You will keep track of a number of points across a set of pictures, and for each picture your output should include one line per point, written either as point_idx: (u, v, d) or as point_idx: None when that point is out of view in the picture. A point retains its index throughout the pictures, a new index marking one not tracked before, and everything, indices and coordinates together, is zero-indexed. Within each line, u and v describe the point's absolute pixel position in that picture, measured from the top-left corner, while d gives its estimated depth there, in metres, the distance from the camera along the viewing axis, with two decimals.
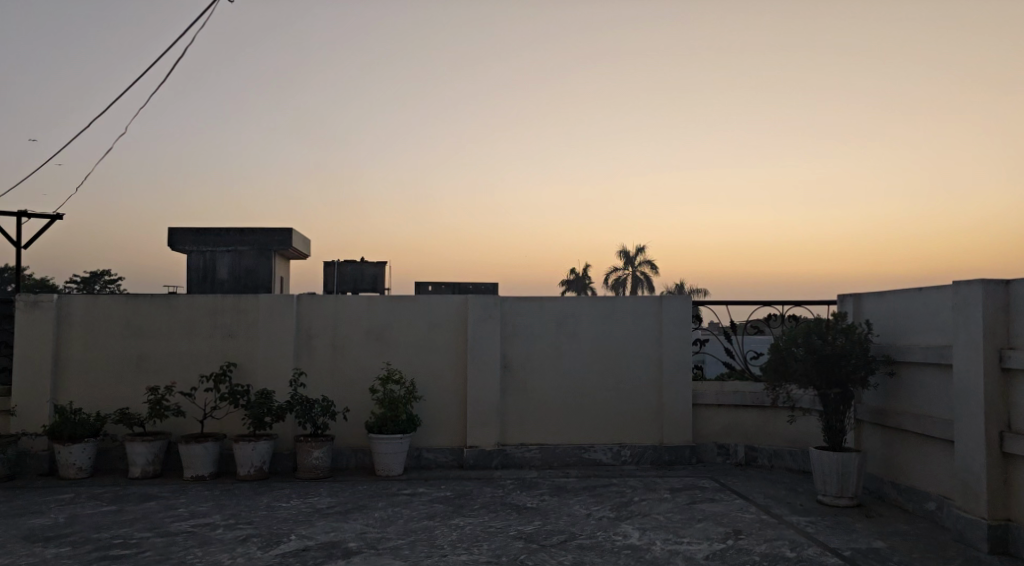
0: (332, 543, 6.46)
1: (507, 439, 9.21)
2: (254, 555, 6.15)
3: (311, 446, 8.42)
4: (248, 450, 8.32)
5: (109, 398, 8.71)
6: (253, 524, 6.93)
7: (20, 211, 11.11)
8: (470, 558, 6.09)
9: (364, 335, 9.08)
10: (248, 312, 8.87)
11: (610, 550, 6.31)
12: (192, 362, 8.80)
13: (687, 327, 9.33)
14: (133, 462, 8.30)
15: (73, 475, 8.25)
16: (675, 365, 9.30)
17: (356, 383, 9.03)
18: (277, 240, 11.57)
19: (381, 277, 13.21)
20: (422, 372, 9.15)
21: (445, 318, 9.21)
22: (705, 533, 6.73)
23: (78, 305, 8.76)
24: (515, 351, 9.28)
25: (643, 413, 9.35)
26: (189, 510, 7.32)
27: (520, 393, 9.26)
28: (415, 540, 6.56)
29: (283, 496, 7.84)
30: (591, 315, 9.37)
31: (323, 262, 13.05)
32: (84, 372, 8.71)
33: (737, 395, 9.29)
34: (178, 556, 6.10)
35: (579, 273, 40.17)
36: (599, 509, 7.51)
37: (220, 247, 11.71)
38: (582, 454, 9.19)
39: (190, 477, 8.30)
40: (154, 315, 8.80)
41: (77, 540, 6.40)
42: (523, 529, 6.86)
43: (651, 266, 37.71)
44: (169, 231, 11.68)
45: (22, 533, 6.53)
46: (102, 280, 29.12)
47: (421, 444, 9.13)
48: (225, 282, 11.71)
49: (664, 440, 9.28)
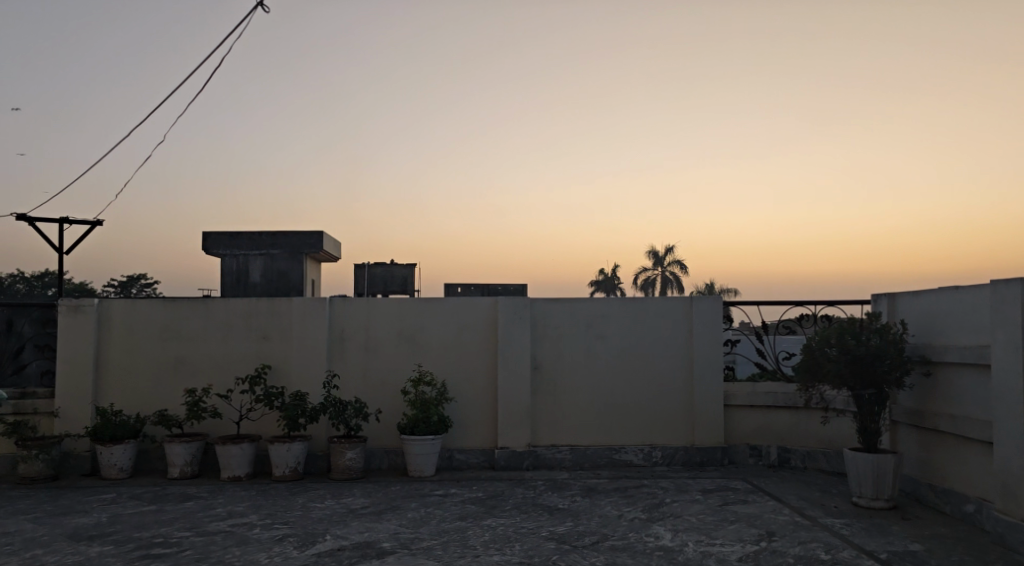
0: (366, 543, 6.55)
1: (537, 440, 9.24)
2: (290, 554, 6.26)
3: (344, 447, 8.53)
4: (284, 451, 8.45)
5: (148, 400, 8.91)
6: (289, 524, 7.05)
7: (61, 219, 11.41)
8: (503, 559, 6.14)
9: (396, 337, 9.17)
10: (282, 315, 9.02)
11: (643, 551, 6.31)
12: (227, 364, 8.97)
13: (718, 327, 9.29)
14: (172, 463, 8.47)
15: (114, 475, 8.44)
16: (706, 366, 9.26)
17: (388, 384, 9.12)
18: (308, 242, 11.73)
19: (411, 278, 13.33)
20: (453, 373, 9.22)
21: (475, 319, 9.27)
22: (738, 535, 6.70)
23: (119, 309, 8.97)
24: (545, 352, 9.31)
25: (674, 413, 9.32)
26: (226, 510, 7.46)
27: (550, 393, 9.29)
28: (448, 540, 6.63)
29: (317, 497, 7.95)
30: (621, 316, 9.36)
31: (354, 263, 13.18)
32: (124, 375, 8.92)
33: (770, 395, 9.21)
34: (217, 555, 6.22)
35: (607, 274, 40.17)
36: (631, 509, 7.53)
37: (252, 251, 11.88)
38: (613, 455, 9.19)
39: (227, 478, 8.46)
40: (191, 318, 8.99)
41: (119, 539, 6.56)
42: (555, 530, 6.90)
43: (682, 266, 37.47)
44: (203, 236, 11.91)
45: (67, 532, 6.71)
46: (141, 285, 29.54)
47: (453, 445, 9.20)
48: (257, 285, 11.86)
49: (695, 441, 9.24)
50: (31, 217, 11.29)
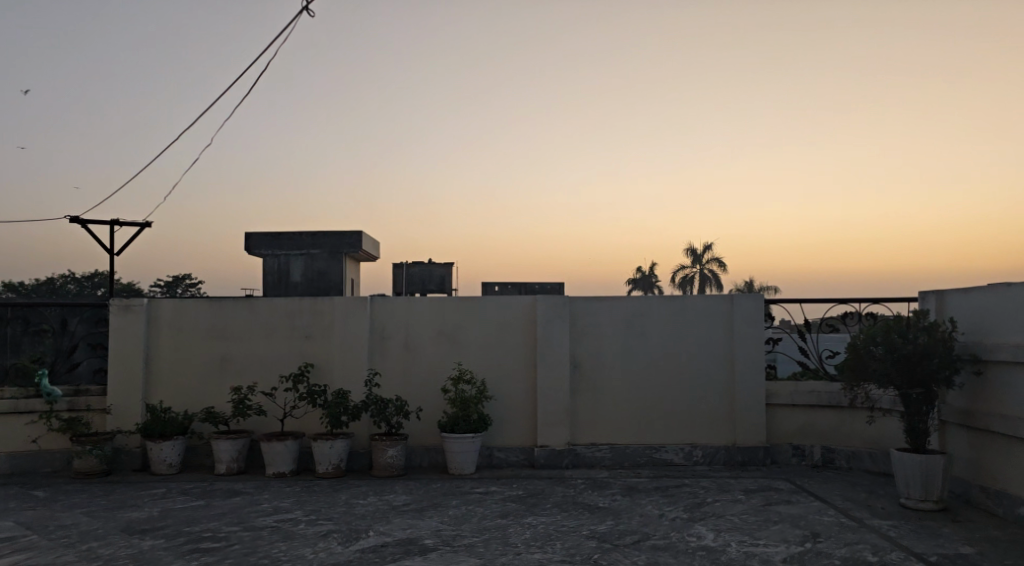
0: (409, 539, 6.63)
1: (577, 439, 9.24)
2: (335, 550, 6.36)
3: (386, 444, 8.63)
4: (327, 448, 8.58)
5: (196, 398, 9.11)
6: (333, 521, 7.16)
7: (112, 220, 11.71)
8: (545, 557, 6.16)
9: (436, 336, 9.25)
10: (325, 314, 9.15)
11: (685, 551, 6.28)
12: (272, 363, 9.13)
13: (759, 326, 9.19)
14: (219, 459, 8.65)
15: (164, 471, 8.65)
16: (748, 365, 9.17)
17: (428, 383, 9.21)
18: (348, 242, 11.88)
19: (449, 277, 13.41)
20: (493, 371, 9.26)
21: (514, 318, 9.30)
22: (782, 535, 6.63)
23: (167, 308, 9.17)
24: (584, 351, 9.31)
25: (715, 412, 9.24)
26: (272, 505, 7.61)
27: (590, 392, 9.29)
28: (489, 538, 6.67)
29: (360, 494, 8.06)
30: (661, 315, 9.31)
31: (392, 263, 13.32)
32: (172, 373, 9.13)
33: (813, 394, 9.07)
34: (264, 550, 6.34)
35: (644, 272, 39.91)
36: (672, 509, 7.48)
37: (293, 250, 12.06)
38: (653, 454, 9.16)
39: (272, 474, 8.62)
40: (236, 317, 9.17)
41: (170, 533, 6.73)
42: (596, 529, 6.89)
43: (720, 264, 37.05)
44: (245, 236, 12.15)
45: (120, 525, 6.90)
46: (185, 284, 30.00)
47: (493, 443, 9.24)
48: (299, 284, 12.05)
49: (737, 441, 9.15)
50: (83, 220, 11.61)
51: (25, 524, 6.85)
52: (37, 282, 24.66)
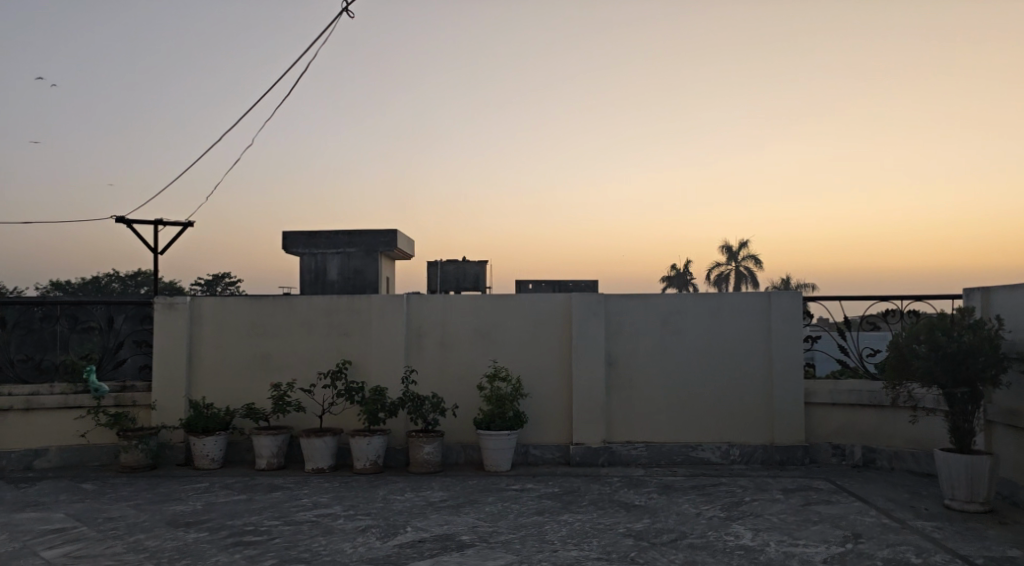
0: (447, 535, 6.68)
1: (613, 437, 9.22)
2: (374, 545, 6.44)
3: (422, 441, 8.71)
4: (365, 444, 8.68)
5: (237, 394, 9.29)
6: (371, 516, 7.25)
7: (156, 220, 11.97)
8: (582, 554, 6.17)
9: (471, 333, 9.30)
10: (362, 311, 9.25)
11: (723, 550, 6.24)
12: (311, 360, 9.26)
13: (798, 323, 9.07)
14: (260, 455, 8.81)
15: (207, 465, 8.83)
16: (786, 363, 9.06)
17: (464, 380, 9.27)
18: (383, 241, 11.99)
19: (483, 275, 13.47)
20: (528, 369, 9.29)
21: (550, 316, 9.31)
22: (822, 536, 6.55)
23: (209, 306, 9.36)
24: (620, 348, 9.29)
25: (753, 411, 9.15)
26: (312, 500, 7.73)
27: (626, 389, 9.26)
28: (525, 535, 6.69)
29: (398, 490, 8.14)
30: (698, 312, 9.25)
31: (427, 261, 13.43)
32: (214, 370, 9.31)
33: (854, 393, 8.93)
34: (305, 544, 6.45)
35: (679, 270, 39.62)
36: (709, 508, 7.43)
37: (330, 250, 12.24)
38: (689, 453, 9.11)
39: (312, 470, 8.75)
40: (276, 315, 9.32)
41: (214, 526, 6.88)
42: (633, 527, 6.88)
43: (757, 261, 36.60)
44: (284, 234, 12.33)
45: (166, 518, 7.07)
46: (225, 283, 30.41)
47: (528, 440, 9.27)
48: (335, 283, 12.21)
49: (775, 440, 9.05)
50: (129, 220, 11.89)
51: (75, 515, 7.05)
52: (84, 282, 25.23)
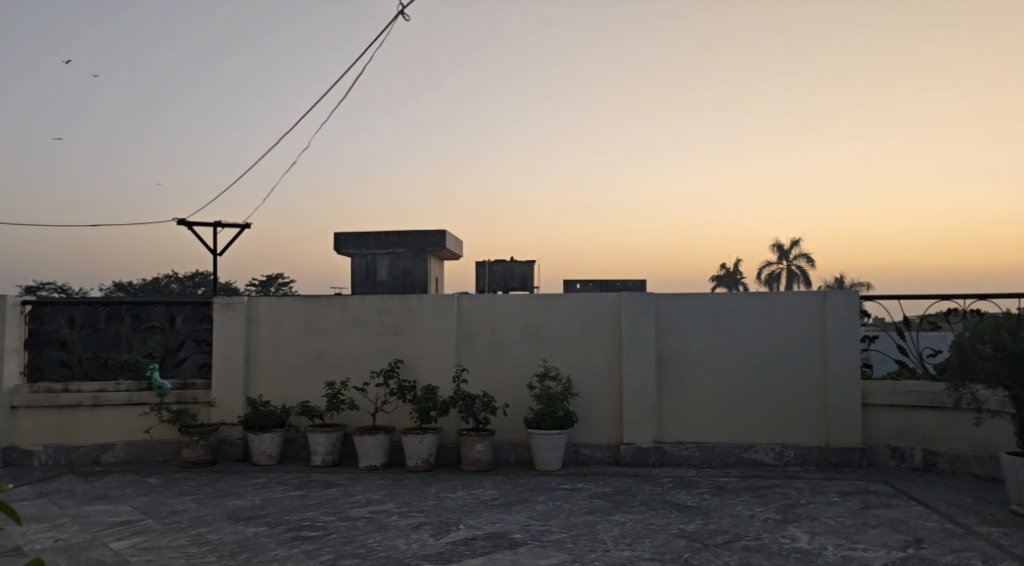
0: (499, 533, 6.73)
1: (664, 437, 9.16)
2: (427, 541, 6.52)
3: (473, 440, 8.77)
4: (417, 442, 8.78)
5: (293, 392, 9.49)
6: (424, 513, 7.33)
7: (215, 222, 12.30)
8: (634, 555, 6.15)
9: (521, 333, 9.34)
10: (413, 311, 9.36)
11: (779, 553, 6.15)
12: (363, 359, 9.41)
13: (854, 323, 8.88)
14: (315, 452, 8.99)
15: (264, 461, 9.04)
16: (842, 363, 8.88)
17: (515, 380, 9.31)
18: (432, 241, 12.12)
19: (531, 275, 13.50)
20: (578, 369, 9.29)
21: (599, 315, 9.29)
22: (882, 540, 6.40)
23: (265, 306, 9.58)
24: (671, 348, 9.22)
25: (807, 412, 8.99)
26: (365, 497, 7.85)
27: (676, 390, 9.19)
28: (578, 534, 6.70)
29: (449, 487, 8.22)
30: (750, 312, 9.13)
31: (475, 261, 13.52)
32: (271, 369, 9.53)
33: (913, 394, 8.70)
34: (360, 539, 6.57)
35: (729, 270, 39.10)
36: (763, 510, 7.33)
37: (379, 250, 12.40)
38: (742, 454, 8.99)
39: (365, 467, 8.89)
40: (329, 315, 9.49)
41: (272, 520, 7.05)
42: (686, 528, 6.83)
43: (809, 260, 35.89)
44: (335, 235, 12.54)
45: (227, 512, 7.26)
46: (278, 283, 31.05)
47: (578, 440, 9.27)
48: (385, 283, 12.37)
49: (830, 442, 8.88)
50: (188, 222, 12.23)
51: (141, 508, 7.29)
52: (145, 283, 26.06)
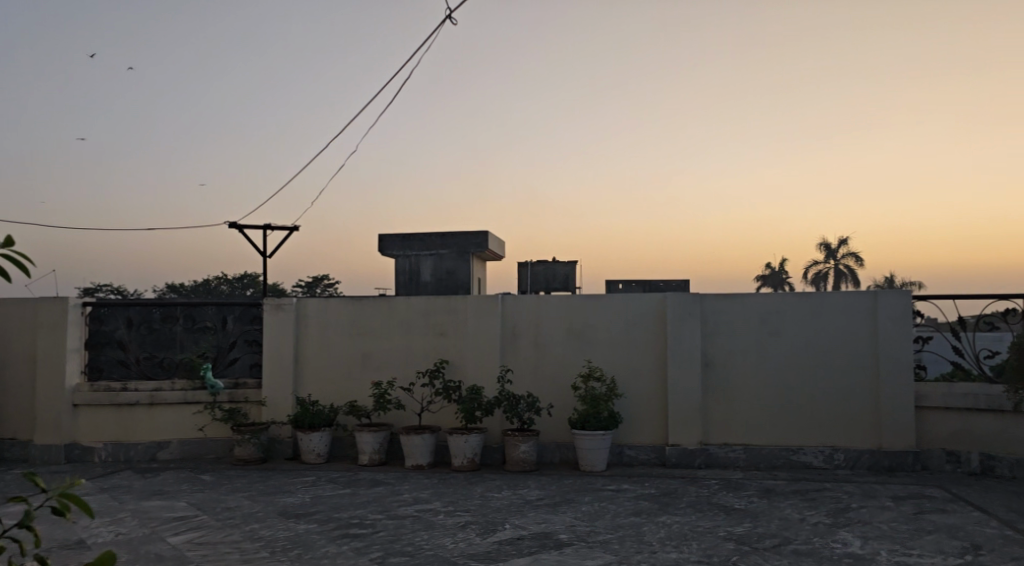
0: (545, 533, 6.74)
1: (710, 438, 9.08)
2: (474, 540, 6.57)
3: (518, 440, 8.80)
4: (462, 442, 8.84)
5: (341, 392, 9.64)
6: (470, 512, 7.39)
7: (265, 224, 12.59)
8: (682, 557, 6.11)
9: (565, 333, 9.34)
10: (458, 312, 9.44)
11: (830, 558, 6.05)
12: (409, 359, 9.51)
13: (906, 323, 8.68)
14: (362, 450, 9.11)
15: (313, 460, 9.21)
16: (894, 364, 8.69)
17: (559, 380, 9.32)
18: (474, 243, 12.20)
19: (573, 276, 13.49)
20: (622, 369, 9.26)
21: (644, 316, 9.24)
22: (938, 546, 6.26)
23: (314, 307, 9.75)
24: (716, 349, 9.13)
25: (858, 414, 8.82)
26: (412, 495, 7.94)
27: (723, 391, 9.10)
28: (624, 535, 6.68)
29: (495, 487, 8.27)
30: (798, 312, 8.99)
31: (517, 262, 13.56)
32: (319, 368, 9.70)
33: (969, 396, 8.48)
34: (408, 538, 6.65)
35: (774, 269, 38.50)
36: (813, 514, 7.21)
37: (423, 251, 12.48)
38: (791, 456, 8.86)
39: (411, 466, 8.98)
40: (375, 316, 9.62)
41: (322, 518, 7.17)
42: (733, 531, 6.76)
43: (857, 258, 35.13)
44: (379, 237, 12.70)
45: (278, 509, 7.42)
46: (325, 284, 31.51)
47: (623, 441, 9.23)
48: (428, 284, 12.48)
49: (883, 445, 8.70)
50: (239, 224, 12.53)
51: (196, 504, 7.48)
52: (196, 284, 26.72)
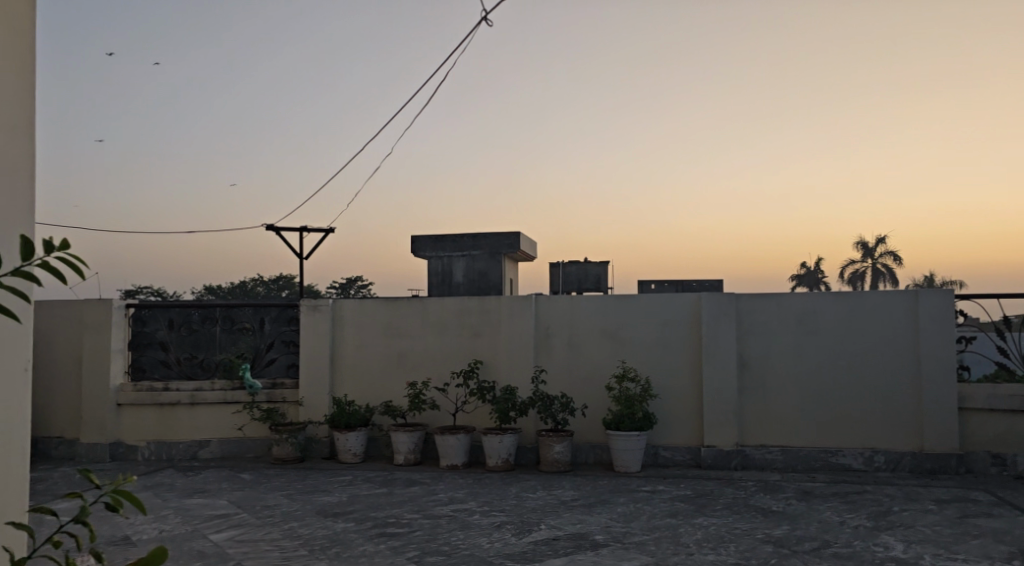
0: (580, 534, 6.73)
1: (746, 440, 8.98)
2: (510, 540, 6.58)
3: (552, 440, 8.80)
4: (496, 442, 8.86)
5: (376, 392, 9.72)
6: (505, 513, 7.40)
7: (301, 226, 12.75)
8: (719, 559, 6.06)
9: (599, 334, 9.32)
10: (492, 312, 9.46)
11: (872, 562, 5.95)
12: (443, 359, 9.57)
13: (948, 323, 8.52)
14: (398, 450, 9.18)
15: (349, 459, 9.30)
16: (936, 365, 8.52)
17: (593, 380, 9.30)
18: (506, 244, 12.22)
19: (605, 276, 13.45)
20: (657, 370, 9.20)
21: (678, 316, 9.18)
22: (984, 551, 6.12)
23: (349, 308, 9.85)
24: (752, 349, 9.04)
25: (899, 415, 8.67)
26: (448, 495, 7.98)
27: (759, 392, 9.00)
28: (660, 537, 6.64)
29: (529, 487, 8.28)
30: (836, 312, 8.86)
31: (549, 263, 13.55)
32: (355, 369, 9.79)
33: (1014, 398, 8.29)
34: (444, 537, 6.68)
35: (809, 269, 37.97)
36: (854, 517, 7.10)
37: (455, 252, 12.53)
38: (829, 458, 8.74)
39: (446, 466, 9.02)
40: (410, 316, 9.68)
41: (359, 517, 7.24)
42: (772, 533, 6.68)
43: (895, 258, 34.50)
44: (412, 239, 12.79)
45: (316, 508, 7.50)
46: (357, 286, 31.77)
47: (658, 442, 9.18)
48: (461, 285, 12.52)
49: (925, 447, 8.53)
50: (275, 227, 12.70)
51: (236, 503, 7.61)
52: (233, 287, 27.12)
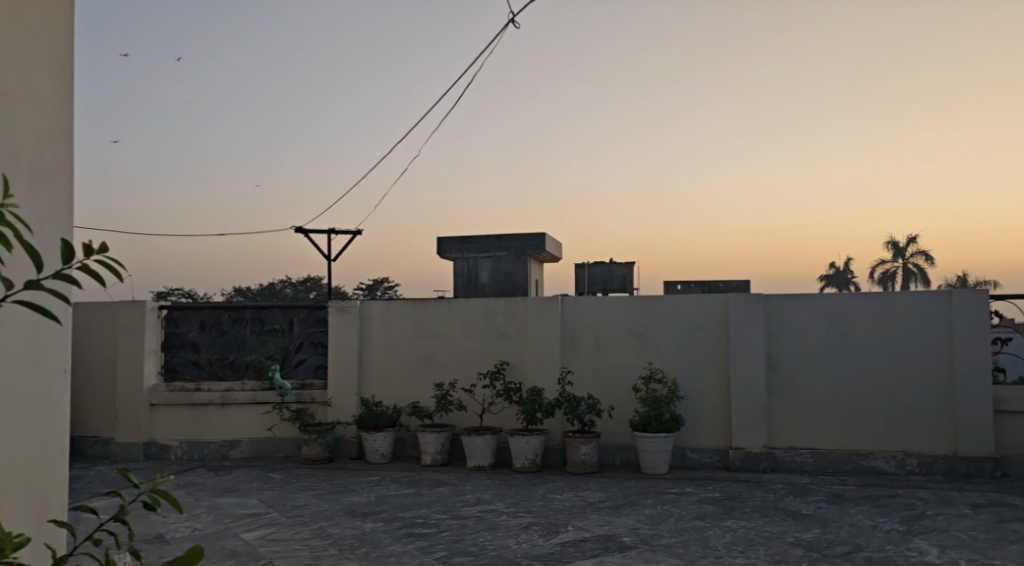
0: (608, 536, 6.72)
1: (776, 442, 8.90)
2: (537, 542, 6.59)
3: (579, 441, 8.79)
4: (523, 443, 8.87)
5: (403, 392, 9.79)
6: (533, 514, 7.41)
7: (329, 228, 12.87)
8: (749, 562, 6.02)
9: (625, 335, 9.29)
10: (518, 314, 9.48)
11: None
12: (470, 360, 9.60)
13: (982, 324, 8.37)
14: (425, 450, 9.23)
15: (377, 460, 9.37)
16: (970, 366, 8.38)
17: (620, 382, 9.27)
18: (532, 245, 12.22)
19: (631, 277, 13.40)
20: (684, 371, 9.15)
21: (706, 317, 9.12)
22: (1021, 557, 6.01)
23: (377, 309, 9.92)
24: (781, 350, 8.95)
25: (932, 418, 8.53)
26: (475, 496, 8.01)
27: (788, 394, 8.91)
28: (688, 539, 6.61)
29: (556, 489, 8.27)
30: (867, 313, 8.75)
31: (575, 263, 13.53)
32: (382, 370, 9.86)
33: None
34: (471, 538, 6.71)
35: (839, 269, 37.47)
36: (886, 521, 7.00)
37: (481, 253, 12.57)
38: (860, 461, 8.63)
39: (472, 467, 9.05)
40: (436, 318, 9.73)
41: (387, 517, 7.29)
42: (802, 537, 6.62)
43: (927, 257, 33.92)
44: (438, 240, 12.85)
45: (345, 508, 7.57)
46: (384, 287, 31.96)
47: (686, 443, 9.13)
48: (486, 286, 12.56)
49: (958, 450, 8.40)
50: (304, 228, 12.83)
51: (266, 502, 7.70)
52: (261, 289, 27.42)
